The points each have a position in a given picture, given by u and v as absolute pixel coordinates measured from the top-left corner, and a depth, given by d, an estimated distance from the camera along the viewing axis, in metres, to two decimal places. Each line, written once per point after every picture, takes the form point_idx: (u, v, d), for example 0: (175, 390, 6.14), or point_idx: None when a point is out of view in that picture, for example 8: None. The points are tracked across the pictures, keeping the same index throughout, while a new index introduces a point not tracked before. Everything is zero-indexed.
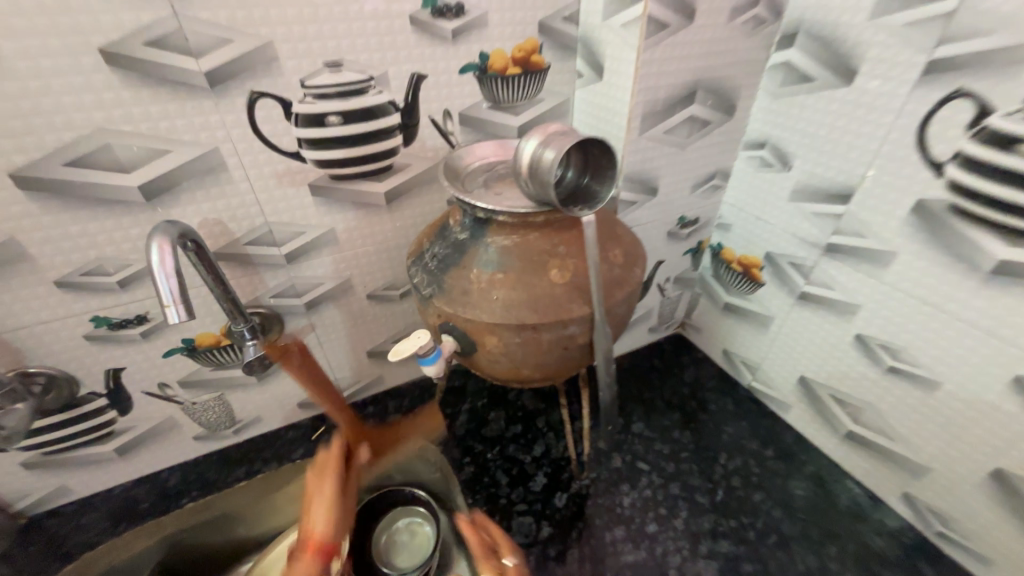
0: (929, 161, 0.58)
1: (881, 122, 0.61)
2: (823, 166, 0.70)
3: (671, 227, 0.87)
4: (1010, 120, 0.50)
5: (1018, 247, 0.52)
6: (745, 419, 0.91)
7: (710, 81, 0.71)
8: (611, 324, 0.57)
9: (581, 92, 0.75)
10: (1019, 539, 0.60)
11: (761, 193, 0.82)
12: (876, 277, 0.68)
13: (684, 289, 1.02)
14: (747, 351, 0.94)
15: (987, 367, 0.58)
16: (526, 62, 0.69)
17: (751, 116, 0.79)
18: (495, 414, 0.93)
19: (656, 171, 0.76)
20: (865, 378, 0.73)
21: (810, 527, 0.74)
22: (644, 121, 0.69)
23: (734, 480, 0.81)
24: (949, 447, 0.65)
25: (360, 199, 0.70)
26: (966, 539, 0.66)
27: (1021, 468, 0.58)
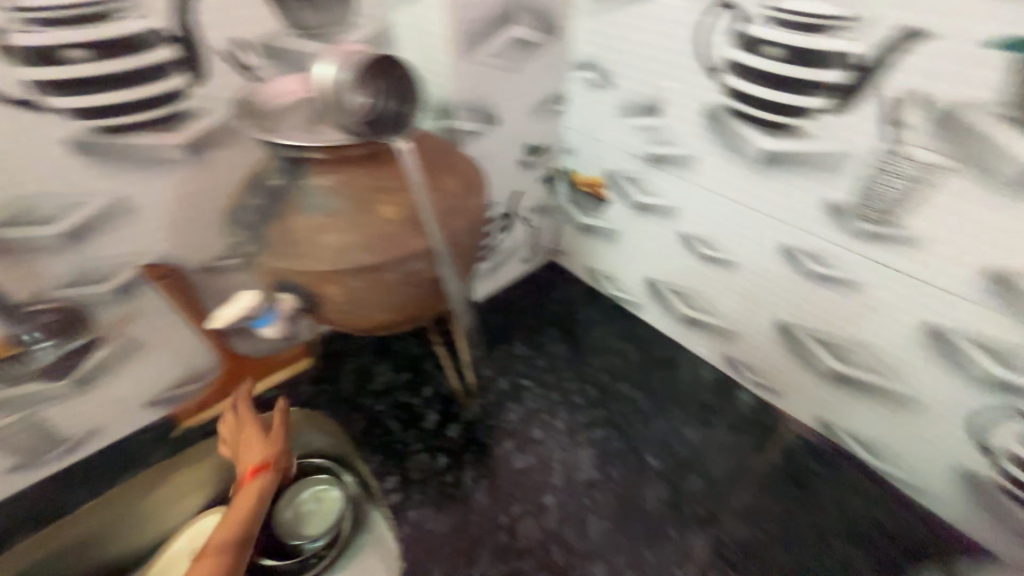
0: (708, 68, 0.67)
1: (672, 33, 0.69)
2: (636, 81, 0.77)
3: (520, 155, 0.90)
4: (758, 25, 0.59)
5: (774, 137, 0.64)
6: (611, 325, 1.02)
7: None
8: (456, 252, 0.58)
9: (399, 15, 0.71)
10: (798, 369, 0.78)
11: (594, 113, 0.87)
12: (687, 179, 0.78)
13: (548, 218, 1.07)
14: (607, 265, 1.04)
15: (767, 241, 0.72)
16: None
17: (574, 37, 0.82)
18: (380, 368, 0.91)
19: (490, 96, 0.77)
20: (691, 268, 0.86)
21: (663, 400, 0.88)
22: (466, 43, 0.69)
23: (603, 377, 0.91)
24: (750, 311, 0.80)
25: (150, 154, 0.60)
26: (770, 380, 0.84)
27: (794, 316, 0.74)
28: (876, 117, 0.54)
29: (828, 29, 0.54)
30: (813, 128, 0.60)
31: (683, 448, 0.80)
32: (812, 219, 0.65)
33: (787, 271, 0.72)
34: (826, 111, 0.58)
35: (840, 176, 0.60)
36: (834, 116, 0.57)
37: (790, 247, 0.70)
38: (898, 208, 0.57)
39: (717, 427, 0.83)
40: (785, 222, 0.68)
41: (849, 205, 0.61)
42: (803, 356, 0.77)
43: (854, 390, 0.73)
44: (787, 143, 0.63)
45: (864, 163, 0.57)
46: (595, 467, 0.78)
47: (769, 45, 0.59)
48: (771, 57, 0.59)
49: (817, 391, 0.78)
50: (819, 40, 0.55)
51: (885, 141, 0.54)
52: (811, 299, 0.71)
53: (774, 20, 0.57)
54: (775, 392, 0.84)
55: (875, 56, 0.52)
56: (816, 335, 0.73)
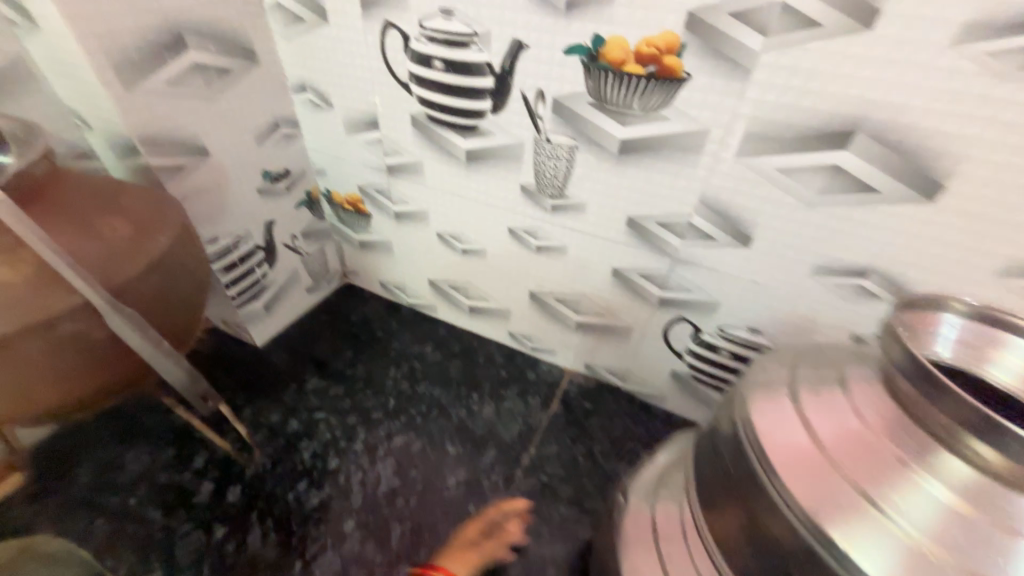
0: (400, 82, 0.72)
1: (359, 52, 0.72)
2: (350, 98, 0.79)
3: (257, 185, 0.85)
4: (420, 42, 0.66)
5: (468, 138, 0.72)
6: (409, 332, 1.03)
7: (196, 22, 0.67)
8: (132, 301, 0.51)
9: (30, 45, 0.61)
10: (557, 329, 0.91)
11: (327, 132, 0.87)
12: (423, 184, 0.84)
13: (322, 241, 1.03)
14: (392, 276, 1.05)
15: (497, 226, 0.81)
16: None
17: (281, 59, 0.80)
18: (131, 453, 0.76)
19: (184, 127, 0.70)
20: (455, 263, 0.92)
21: (460, 388, 0.92)
22: (123, 73, 0.62)
23: (402, 385, 0.92)
24: (509, 289, 0.90)
25: None
26: (544, 344, 0.95)
27: (538, 284, 0.86)
28: (524, 110, 0.65)
29: (466, 44, 0.63)
30: (489, 126, 0.69)
31: (480, 428, 0.86)
32: (518, 202, 0.76)
33: (520, 248, 0.82)
34: (492, 111, 0.67)
35: (522, 163, 0.71)
36: (499, 114, 0.67)
37: (514, 228, 0.80)
38: (564, 182, 0.70)
39: (509, 399, 0.91)
40: (502, 207, 0.78)
41: (535, 186, 0.72)
42: (556, 317, 0.89)
43: (596, 334, 0.87)
44: (478, 141, 0.72)
45: (531, 148, 0.69)
46: (396, 475, 0.79)
47: (433, 60, 0.66)
48: (438, 70, 0.66)
49: (576, 343, 0.91)
50: (464, 53, 0.63)
51: (536, 129, 0.66)
52: (542, 268, 0.83)
53: (428, 37, 0.64)
54: (551, 353, 0.96)
55: (507, 63, 0.62)
56: (556, 296, 0.86)
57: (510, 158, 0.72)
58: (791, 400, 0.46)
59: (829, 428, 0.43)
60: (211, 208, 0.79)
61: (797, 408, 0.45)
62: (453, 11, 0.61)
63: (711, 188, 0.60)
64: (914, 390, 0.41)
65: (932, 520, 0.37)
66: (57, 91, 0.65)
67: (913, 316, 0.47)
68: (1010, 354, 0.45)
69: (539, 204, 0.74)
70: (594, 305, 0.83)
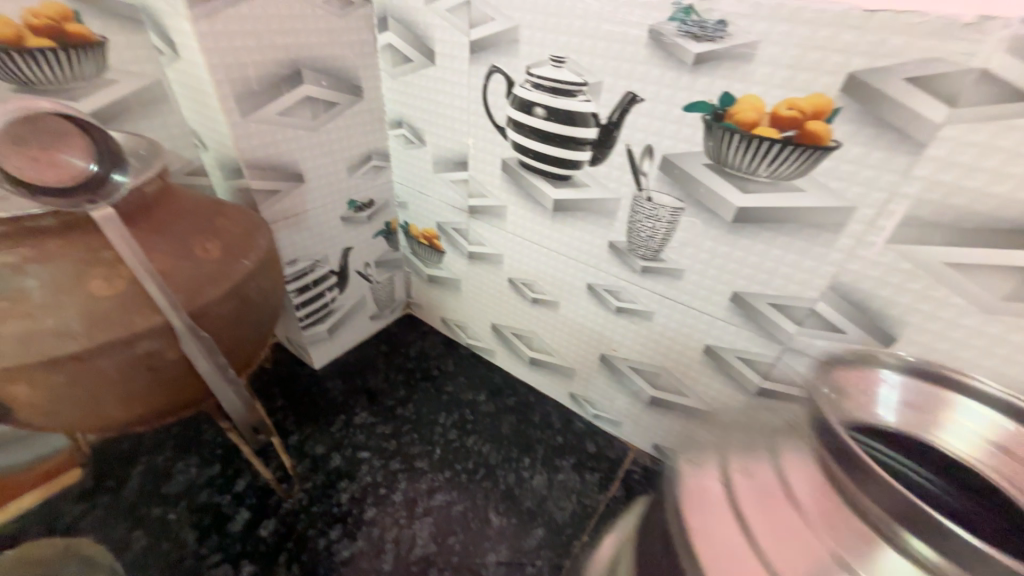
0: (497, 126, 0.70)
1: (459, 94, 0.72)
2: (443, 138, 0.79)
3: (342, 213, 0.86)
4: (524, 89, 0.63)
5: (559, 188, 0.68)
6: (464, 375, 0.99)
7: (315, 59, 0.70)
8: (210, 326, 0.50)
9: (170, 70, 0.66)
10: (626, 399, 0.82)
11: (415, 168, 0.87)
12: (503, 228, 0.80)
13: (392, 271, 1.03)
14: (455, 314, 1.02)
15: (575, 281, 0.76)
16: (58, 33, 0.56)
17: (383, 96, 0.83)
18: (182, 464, 0.76)
19: (287, 154, 0.73)
20: (523, 312, 0.87)
21: (511, 448, 0.85)
22: (242, 101, 0.65)
23: (451, 434, 0.86)
24: (579, 348, 0.83)
25: None
26: (608, 413, 0.86)
27: (612, 349, 0.78)
28: (626, 165, 0.60)
29: (575, 93, 0.59)
30: (585, 178, 0.65)
31: (528, 499, 0.78)
32: (603, 260, 0.70)
33: (597, 306, 0.76)
34: (590, 164, 0.63)
35: (615, 220, 0.65)
36: (597, 167, 0.63)
37: (594, 285, 0.74)
38: (660, 245, 0.63)
39: (563, 470, 0.82)
40: (585, 262, 0.72)
41: (626, 246, 0.66)
42: (627, 387, 0.80)
43: (673, 414, 0.77)
44: (570, 192, 0.67)
45: (628, 206, 0.63)
46: (434, 539, 0.72)
47: (536, 107, 0.63)
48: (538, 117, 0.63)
49: (646, 419, 0.81)
50: (570, 102, 0.60)
51: (637, 186, 0.61)
52: (620, 332, 0.75)
53: (534, 84, 0.62)
54: (614, 424, 0.86)
55: (615, 116, 0.58)
56: (631, 365, 0.77)
57: (602, 212, 0.66)
58: (722, 487, 0.34)
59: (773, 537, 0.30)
60: (296, 231, 0.80)
61: (727, 493, 0.33)
62: (564, 60, 0.58)
63: (846, 274, 0.51)
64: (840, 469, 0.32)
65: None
66: (184, 113, 0.69)
67: (843, 373, 0.42)
68: (963, 416, 0.40)
69: (628, 264, 0.68)
70: (674, 382, 0.73)
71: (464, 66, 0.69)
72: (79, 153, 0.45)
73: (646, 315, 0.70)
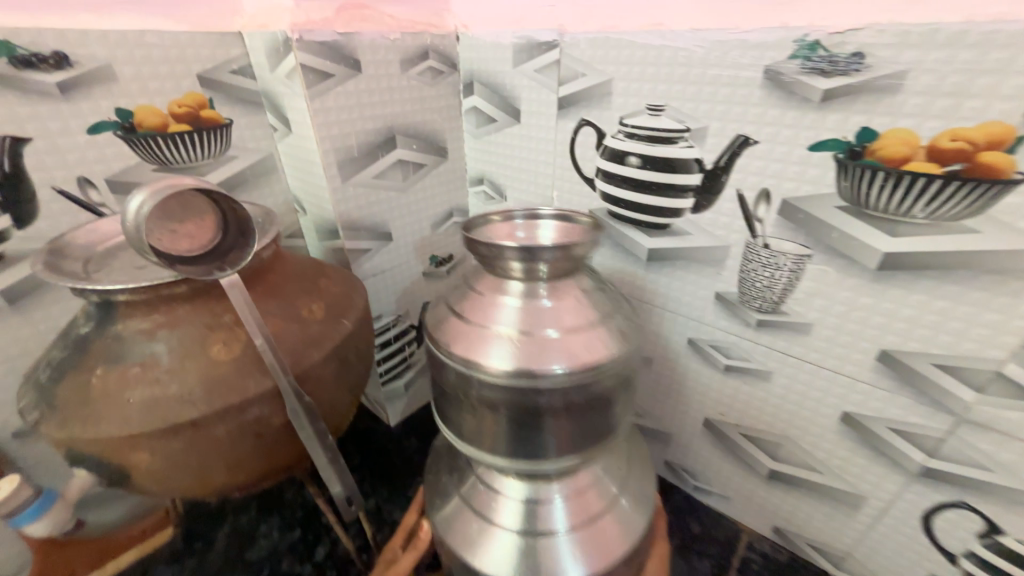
0: (585, 177, 0.69)
1: (545, 149, 0.72)
2: (525, 192, 0.79)
3: (423, 268, 0.87)
4: (617, 139, 0.62)
5: (655, 237, 0.64)
6: None
7: (408, 125, 0.74)
8: (312, 389, 0.50)
9: (281, 144, 0.72)
10: (737, 471, 0.71)
11: None
12: None
13: None
14: None
15: (672, 336, 0.69)
16: (193, 119, 0.63)
17: (465, 155, 0.85)
18: (265, 526, 0.75)
19: (378, 215, 0.75)
20: None
21: None
22: (343, 168, 0.68)
23: None
24: (676, 409, 0.75)
25: None
26: (713, 486, 0.76)
27: (718, 412, 0.69)
28: (737, 211, 0.55)
29: (675, 140, 0.57)
30: (686, 225, 0.60)
31: None
32: (707, 312, 0.64)
33: (699, 364, 0.68)
34: (692, 210, 0.59)
35: (724, 269, 0.59)
36: (701, 214, 0.59)
37: (696, 340, 0.67)
38: (781, 296, 0.56)
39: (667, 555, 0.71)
40: (685, 316, 0.66)
41: (737, 297, 0.60)
42: (738, 456, 0.70)
43: (800, 492, 0.65)
44: (668, 241, 0.63)
45: (739, 254, 0.57)
46: None
47: (630, 156, 0.61)
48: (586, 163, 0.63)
49: (764, 496, 0.70)
50: (670, 149, 0.57)
51: (750, 232, 0.55)
52: (729, 393, 0.66)
53: (628, 134, 0.60)
54: (721, 499, 0.75)
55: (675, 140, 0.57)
56: (744, 431, 0.68)
57: (705, 262, 0.61)
58: (491, 319, 0.53)
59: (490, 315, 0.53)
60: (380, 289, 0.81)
61: (486, 330, 0.52)
62: (662, 108, 0.57)
63: None
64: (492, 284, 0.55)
65: (514, 354, 0.49)
66: (289, 181, 0.74)
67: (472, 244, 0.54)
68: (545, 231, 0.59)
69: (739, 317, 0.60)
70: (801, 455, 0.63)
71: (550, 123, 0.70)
72: (210, 230, 0.47)
73: (763, 375, 0.62)
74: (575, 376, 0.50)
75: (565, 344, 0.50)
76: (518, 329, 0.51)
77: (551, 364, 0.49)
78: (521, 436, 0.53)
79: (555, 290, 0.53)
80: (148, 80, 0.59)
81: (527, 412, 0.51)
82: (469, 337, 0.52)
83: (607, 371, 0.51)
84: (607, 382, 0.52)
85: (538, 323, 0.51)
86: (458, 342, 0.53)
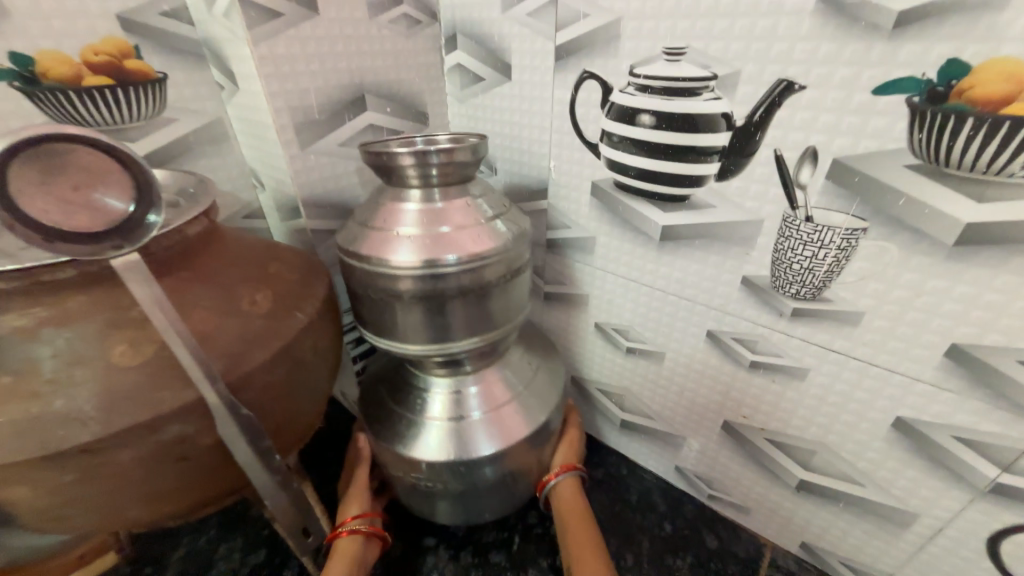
0: (587, 142, 0.58)
1: (540, 111, 0.61)
2: (516, 163, 0.68)
3: None
4: (625, 94, 0.51)
5: (670, 211, 0.54)
6: None
7: (380, 84, 0.64)
8: (255, 399, 0.40)
9: (230, 106, 0.60)
10: (759, 479, 0.63)
11: None
12: (588, 265, 0.67)
13: None
14: None
15: (687, 327, 0.60)
16: (115, 71, 0.52)
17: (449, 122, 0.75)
18: (226, 547, 0.66)
19: (347, 190, 0.65)
20: (614, 364, 0.72)
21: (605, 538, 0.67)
22: (303, 132, 0.58)
23: (530, 516, 0.71)
24: (690, 410, 0.66)
25: None
26: (730, 494, 0.67)
27: (740, 414, 0.61)
28: (772, 176, 0.45)
29: (699, 92, 0.46)
30: (708, 197, 0.50)
31: None
32: (731, 300, 0.54)
33: (720, 359, 0.59)
34: (716, 178, 0.49)
35: (754, 248, 0.49)
36: (727, 182, 0.49)
37: (716, 333, 0.57)
38: (825, 281, 0.46)
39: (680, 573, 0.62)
40: (703, 305, 0.57)
41: (769, 281, 0.50)
42: (762, 463, 0.62)
43: (834, 505, 0.57)
44: (685, 216, 0.53)
45: (773, 229, 0.47)
46: None
47: (642, 114, 0.49)
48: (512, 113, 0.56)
49: (791, 507, 0.61)
50: (693, 103, 0.46)
51: (790, 202, 0.45)
52: (754, 392, 0.58)
53: (640, 86, 0.50)
54: (738, 509, 0.67)
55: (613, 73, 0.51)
56: (769, 435, 0.59)
57: (731, 240, 0.51)
58: (387, 227, 0.51)
59: (394, 219, 0.51)
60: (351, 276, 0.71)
61: (385, 235, 0.50)
62: (683, 51, 0.46)
63: None
64: (390, 185, 0.53)
65: (412, 254, 0.48)
66: (243, 151, 0.64)
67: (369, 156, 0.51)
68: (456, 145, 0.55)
69: (770, 305, 0.51)
70: (838, 465, 0.54)
71: (546, 78, 0.59)
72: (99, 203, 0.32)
73: (797, 373, 0.53)
74: (468, 267, 0.49)
75: (454, 238, 0.49)
76: (417, 229, 0.50)
77: (446, 256, 0.48)
78: (426, 317, 0.52)
79: (446, 191, 0.52)
80: (52, 19, 0.48)
81: (434, 311, 0.51)
82: (377, 239, 0.50)
83: (494, 262, 0.51)
84: (493, 272, 0.52)
85: (436, 221, 0.49)
86: (367, 245, 0.51)
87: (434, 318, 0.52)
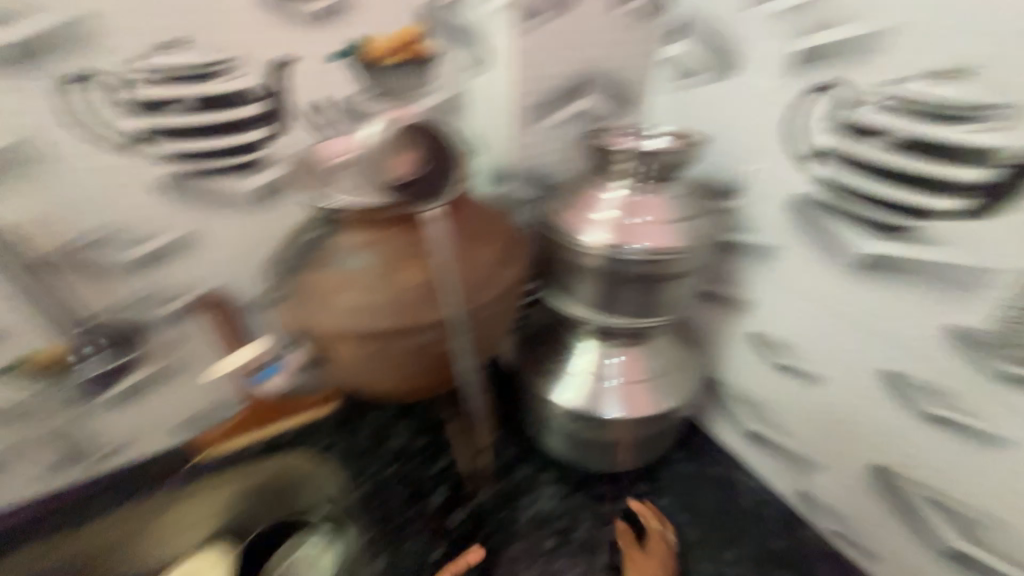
0: (800, 154, 0.58)
1: (758, 115, 0.61)
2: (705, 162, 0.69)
3: None
4: (873, 110, 0.51)
5: (884, 239, 0.52)
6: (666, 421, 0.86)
7: (600, 73, 0.70)
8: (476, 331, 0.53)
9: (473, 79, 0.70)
10: (899, 530, 0.60)
11: None
12: (763, 275, 0.66)
13: None
14: None
15: (860, 360, 0.58)
16: (404, 51, 0.64)
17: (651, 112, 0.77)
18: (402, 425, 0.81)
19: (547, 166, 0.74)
20: (762, 375, 0.72)
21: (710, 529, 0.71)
22: (528, 113, 0.68)
23: (642, 487, 0.77)
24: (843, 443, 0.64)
25: (219, 195, 0.65)
26: (860, 535, 0.66)
27: (899, 462, 0.58)
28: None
29: (966, 120, 0.45)
30: (936, 233, 0.48)
31: None
32: (924, 344, 0.52)
33: (892, 400, 0.56)
34: (962, 216, 0.46)
35: (978, 298, 0.47)
36: (968, 222, 0.46)
37: (893, 372, 0.55)
38: None
39: None
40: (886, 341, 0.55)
41: (993, 338, 0.46)
42: (907, 514, 0.59)
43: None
44: (898, 246, 0.51)
45: (1010, 283, 0.44)
46: None
47: (888, 133, 0.50)
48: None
49: (930, 568, 0.58)
50: (956, 132, 0.45)
51: None
52: (922, 443, 0.55)
53: (892, 105, 0.49)
54: (862, 551, 0.66)
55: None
56: (929, 493, 0.56)
57: (944, 284, 0.49)
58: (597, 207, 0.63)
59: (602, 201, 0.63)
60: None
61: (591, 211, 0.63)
62: (958, 74, 0.45)
63: None
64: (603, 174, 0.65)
65: (600, 238, 0.61)
66: (471, 122, 0.75)
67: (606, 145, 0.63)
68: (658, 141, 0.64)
69: (970, 359, 0.49)
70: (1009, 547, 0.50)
71: (775, 83, 0.59)
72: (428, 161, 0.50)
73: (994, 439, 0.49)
74: (648, 256, 0.60)
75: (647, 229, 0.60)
76: (617, 215, 0.61)
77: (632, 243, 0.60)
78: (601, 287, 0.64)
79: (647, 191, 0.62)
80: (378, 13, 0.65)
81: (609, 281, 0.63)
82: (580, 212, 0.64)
83: (675, 259, 0.61)
84: (675, 265, 0.62)
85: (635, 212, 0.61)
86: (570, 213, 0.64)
87: (606, 291, 0.64)
